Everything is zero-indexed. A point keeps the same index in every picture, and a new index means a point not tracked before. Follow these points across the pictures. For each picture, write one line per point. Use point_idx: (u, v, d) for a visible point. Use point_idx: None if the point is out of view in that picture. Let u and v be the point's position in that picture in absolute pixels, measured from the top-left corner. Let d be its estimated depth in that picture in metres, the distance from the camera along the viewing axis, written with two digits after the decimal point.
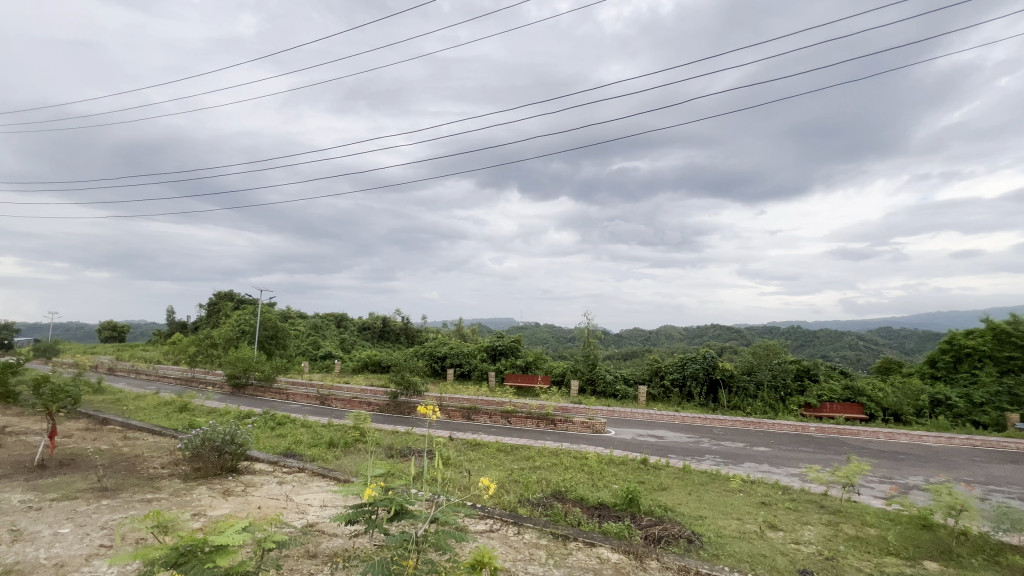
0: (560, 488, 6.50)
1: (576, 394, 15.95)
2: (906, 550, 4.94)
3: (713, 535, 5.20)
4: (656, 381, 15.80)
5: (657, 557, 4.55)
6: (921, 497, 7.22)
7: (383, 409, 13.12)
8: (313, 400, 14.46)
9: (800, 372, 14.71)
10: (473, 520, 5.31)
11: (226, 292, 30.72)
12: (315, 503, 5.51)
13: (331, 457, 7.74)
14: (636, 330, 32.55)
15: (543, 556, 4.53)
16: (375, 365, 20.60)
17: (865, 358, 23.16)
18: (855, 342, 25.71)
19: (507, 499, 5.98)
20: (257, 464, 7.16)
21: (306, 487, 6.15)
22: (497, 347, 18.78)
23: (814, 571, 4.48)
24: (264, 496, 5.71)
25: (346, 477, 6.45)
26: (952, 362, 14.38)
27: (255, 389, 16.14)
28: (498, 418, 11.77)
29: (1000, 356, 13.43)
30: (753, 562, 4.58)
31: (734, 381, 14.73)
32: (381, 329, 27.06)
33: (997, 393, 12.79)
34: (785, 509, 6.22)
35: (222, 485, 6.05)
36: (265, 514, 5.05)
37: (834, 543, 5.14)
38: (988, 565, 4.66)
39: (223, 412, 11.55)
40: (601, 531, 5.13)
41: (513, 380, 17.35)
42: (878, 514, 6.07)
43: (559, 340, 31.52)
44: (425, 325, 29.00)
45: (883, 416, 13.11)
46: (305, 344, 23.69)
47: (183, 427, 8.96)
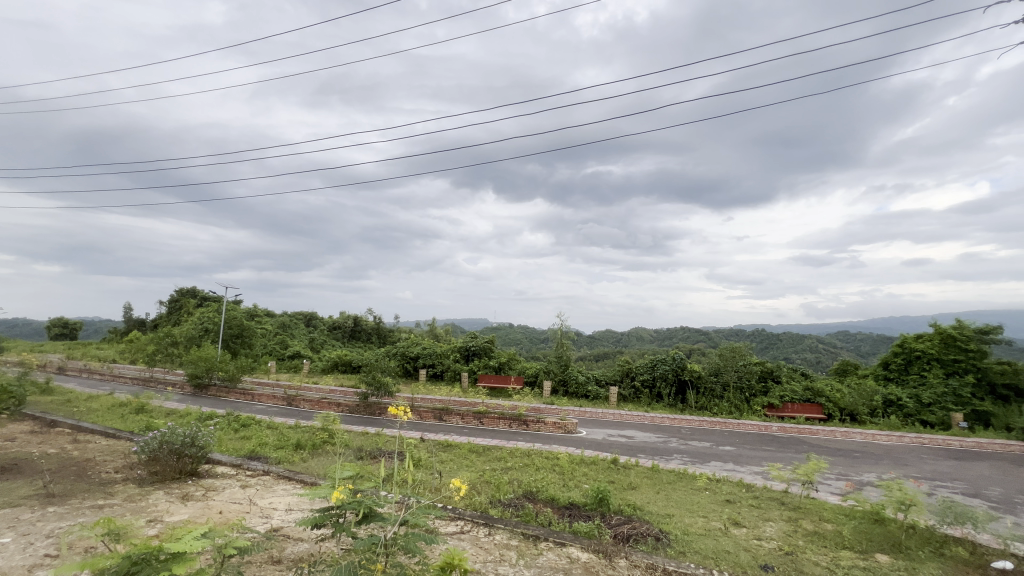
0: (532, 488, 6.52)
1: (549, 394, 16.05)
2: (860, 544, 5.18)
3: (680, 532, 5.33)
4: (626, 382, 16.06)
5: (626, 556, 4.61)
6: (874, 493, 7.59)
7: (352, 410, 12.90)
8: (280, 401, 14.05)
9: (763, 373, 15.22)
10: (444, 521, 5.26)
11: (189, 288, 29.57)
12: (280, 507, 5.35)
13: (297, 459, 7.54)
14: (608, 332, 33.04)
15: (514, 556, 4.53)
16: (346, 365, 20.24)
17: (824, 360, 24.18)
18: (815, 345, 26.84)
19: (478, 500, 5.96)
20: (219, 467, 6.91)
21: (271, 490, 5.97)
22: (471, 347, 18.72)
23: (775, 566, 4.64)
24: (226, 500, 5.51)
25: (313, 479, 6.31)
26: (903, 365, 15.06)
27: (218, 389, 15.57)
28: (470, 419, 11.71)
29: (947, 359, 14.27)
30: (717, 558, 4.70)
31: (702, 382, 15.12)
32: (352, 328, 26.55)
33: (944, 394, 13.60)
34: (749, 507, 6.42)
35: (181, 490, 5.78)
36: (226, 519, 4.87)
37: (794, 538, 5.35)
38: (934, 557, 4.93)
39: (183, 414, 11.10)
40: (571, 530, 5.17)
41: (486, 380, 17.33)
42: (835, 510, 6.35)
43: (532, 341, 31.68)
44: (398, 325, 28.67)
45: (840, 415, 13.70)
46: (272, 343, 23.00)
47: (139, 430, 8.54)
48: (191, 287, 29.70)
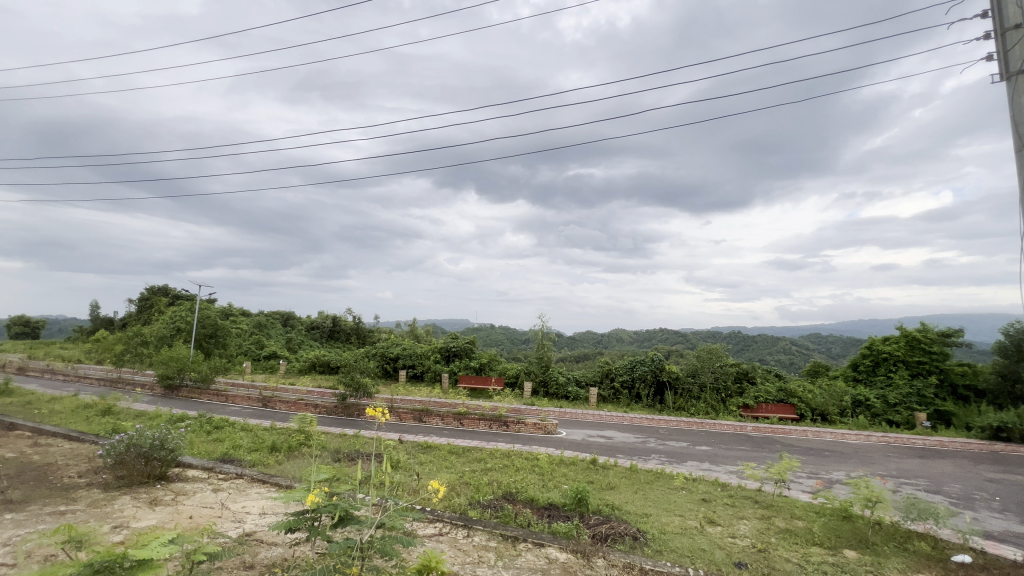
0: (511, 489, 6.52)
1: (529, 395, 16.08)
2: (829, 540, 5.33)
3: (657, 531, 5.40)
4: (606, 383, 16.21)
5: (603, 555, 4.65)
6: (843, 490, 7.83)
7: (330, 411, 12.69)
8: (255, 403, 13.72)
9: (739, 374, 15.55)
10: (422, 524, 5.22)
11: (160, 286, 28.68)
12: (254, 511, 5.23)
13: (272, 462, 7.38)
14: (588, 333, 33.32)
15: (492, 558, 4.52)
16: (323, 366, 19.91)
17: (797, 362, 24.86)
18: (788, 347, 27.56)
19: (457, 502, 5.93)
20: (189, 471, 6.71)
21: (244, 494, 5.82)
22: (451, 347, 18.64)
23: (748, 563, 4.75)
24: (196, 504, 5.36)
25: (288, 482, 6.19)
26: (871, 366, 15.59)
27: (190, 390, 15.12)
28: (450, 420, 11.64)
29: (912, 361, 14.83)
30: (693, 557, 4.78)
31: (680, 383, 15.36)
32: (330, 328, 26.12)
33: (909, 394, 14.12)
34: (724, 505, 6.55)
35: (149, 494, 5.59)
36: (196, 524, 4.74)
37: (766, 536, 5.47)
38: (898, 552, 5.10)
39: (152, 416, 10.77)
40: (550, 531, 5.19)
41: (466, 381, 17.26)
42: (806, 507, 6.53)
43: (513, 342, 31.73)
44: (377, 325, 28.34)
45: (811, 415, 14.11)
46: (247, 343, 22.48)
47: (105, 432, 8.24)
48: (162, 285, 28.81)
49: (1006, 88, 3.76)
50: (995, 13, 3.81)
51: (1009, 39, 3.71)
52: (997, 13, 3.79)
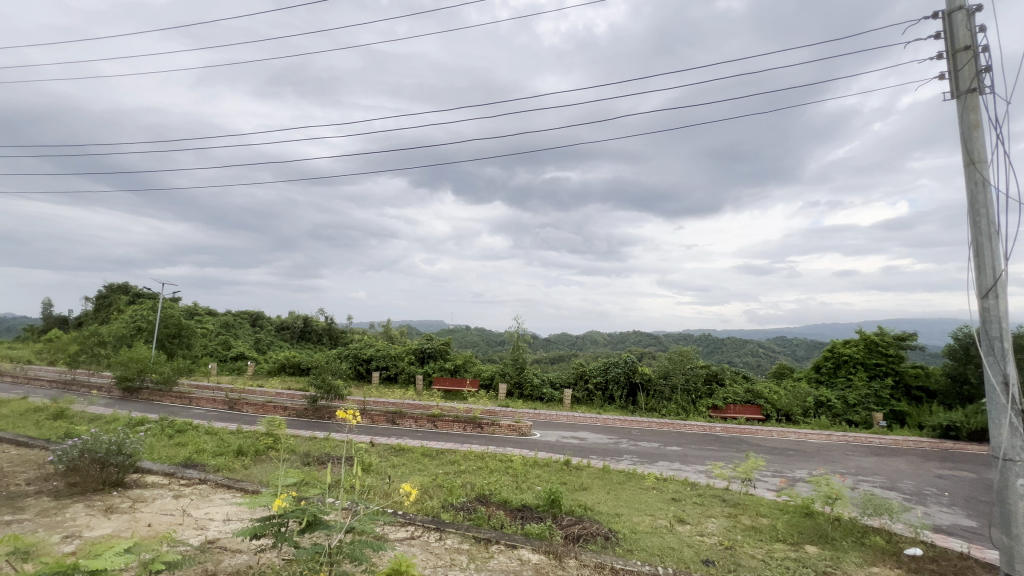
0: (485, 491, 6.50)
1: (504, 397, 16.08)
2: (792, 537, 5.52)
3: (628, 531, 5.48)
4: (580, 384, 16.36)
5: (575, 556, 4.69)
6: (805, 488, 8.13)
7: (300, 414, 12.39)
8: (220, 405, 13.26)
9: (709, 376, 15.93)
10: (394, 527, 5.16)
11: (119, 284, 27.36)
12: (218, 517, 5.07)
13: (238, 466, 7.16)
14: (563, 335, 33.57)
15: (465, 561, 4.50)
16: (293, 367, 19.44)
17: (764, 364, 25.65)
18: (756, 350, 28.42)
19: (430, 504, 5.88)
20: (149, 477, 6.43)
21: (207, 500, 5.62)
22: (426, 349, 18.48)
23: (715, 560, 4.87)
24: (156, 511, 5.15)
25: (255, 487, 6.01)
26: (833, 368, 16.24)
27: (151, 393, 14.50)
28: (424, 422, 11.52)
29: (870, 363, 15.51)
30: (663, 555, 4.88)
31: (652, 385, 15.63)
32: (301, 329, 25.49)
33: (867, 395, 14.76)
34: (693, 504, 6.70)
35: (104, 502, 5.34)
36: (155, 532, 4.55)
37: (733, 533, 5.62)
38: (855, 546, 5.32)
39: (109, 420, 10.29)
40: (523, 532, 5.19)
41: (441, 383, 17.13)
42: (770, 505, 6.75)
43: (488, 343, 31.71)
44: (350, 326, 27.85)
45: (776, 416, 14.59)
46: (213, 343, 21.71)
47: (57, 438, 7.83)
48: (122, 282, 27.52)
49: (957, 105, 3.98)
50: (947, 35, 4.02)
51: (959, 60, 3.93)
52: (949, 35, 4.00)
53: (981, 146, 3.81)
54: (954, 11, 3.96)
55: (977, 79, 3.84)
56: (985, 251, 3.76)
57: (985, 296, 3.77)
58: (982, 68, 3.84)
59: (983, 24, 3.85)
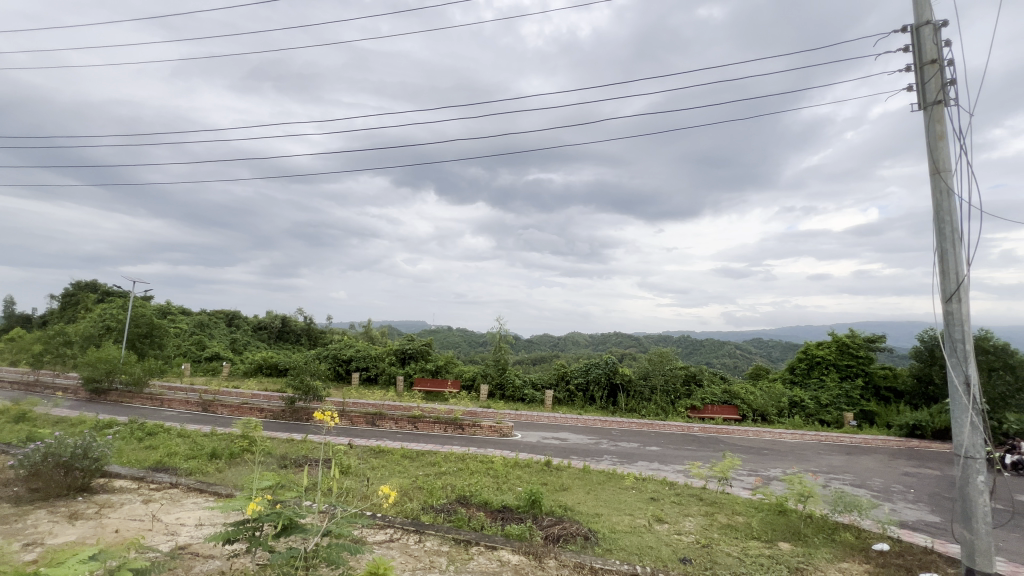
0: (465, 493, 6.47)
1: (486, 398, 16.06)
2: (766, 534, 5.65)
3: (607, 531, 5.52)
4: (561, 385, 16.44)
5: (555, 556, 4.71)
6: (779, 486, 8.33)
7: (276, 416, 12.14)
8: (194, 407, 12.92)
9: (687, 377, 16.18)
10: (372, 530, 5.10)
11: (87, 281, 26.43)
12: (189, 522, 4.93)
13: (212, 470, 6.98)
14: (545, 336, 33.69)
15: (444, 563, 4.48)
16: (271, 368, 19.07)
17: (741, 365, 26.20)
18: (733, 351, 29.03)
19: (409, 507, 5.84)
20: (117, 481, 6.22)
21: (178, 505, 5.47)
22: (407, 350, 18.33)
23: (692, 558, 4.95)
24: (124, 517, 4.99)
25: (229, 491, 5.87)
26: (806, 369, 16.69)
27: (120, 394, 14.04)
28: (404, 423, 11.41)
29: (842, 364, 16.00)
30: (641, 554, 4.94)
31: (632, 386, 15.79)
32: (279, 329, 24.99)
33: (839, 396, 15.21)
34: (671, 503, 6.79)
35: (69, 508, 5.15)
36: (122, 538, 4.40)
37: (709, 532, 5.72)
38: (826, 542, 5.47)
39: (75, 422, 9.91)
40: (503, 533, 5.19)
41: (422, 384, 17.01)
42: (745, 503, 6.90)
43: (470, 344, 31.62)
44: (330, 326, 27.44)
45: (752, 416, 14.91)
46: (187, 344, 21.14)
47: (18, 441, 7.50)
48: (90, 280, 26.54)
49: (924, 116, 4.14)
50: (915, 48, 4.17)
51: (926, 73, 4.09)
52: (917, 49, 4.15)
53: (946, 156, 3.97)
54: (922, 25, 4.11)
55: (942, 91, 4.01)
56: (949, 257, 3.92)
57: (948, 300, 3.93)
58: (947, 81, 4.00)
59: (949, 38, 4.01)
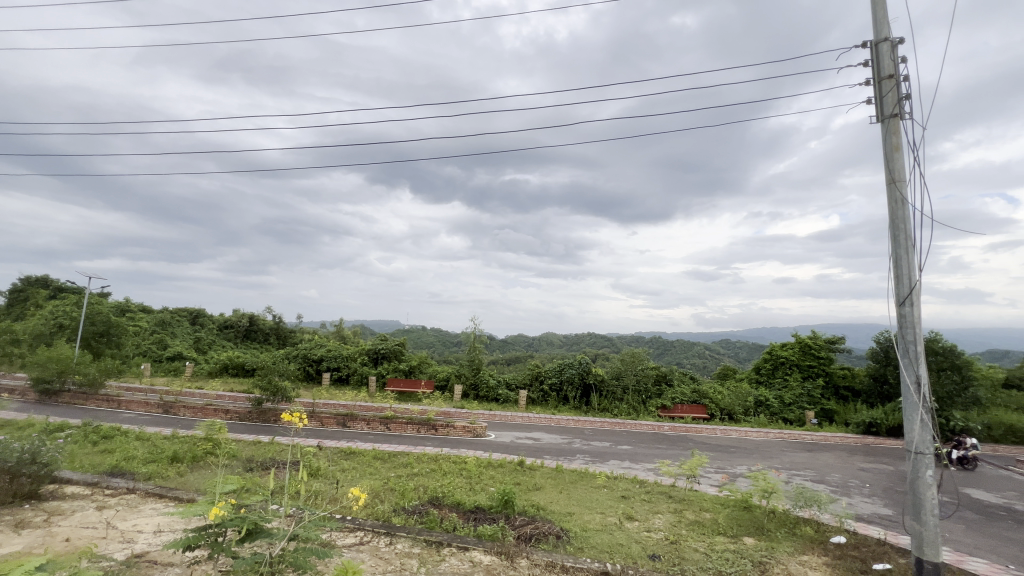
0: (438, 494, 6.43)
1: (459, 399, 15.99)
2: (731, 530, 5.82)
3: (579, 529, 5.59)
4: (535, 386, 16.52)
5: (527, 555, 4.74)
6: (744, 483, 8.59)
7: (242, 418, 11.76)
8: (154, 409, 12.39)
9: (658, 377, 16.51)
10: (341, 533, 5.01)
11: (37, 277, 25.05)
12: (147, 529, 4.73)
13: (172, 474, 6.71)
14: (520, 336, 33.79)
15: (415, 565, 4.43)
16: (237, 368, 18.49)
17: (709, 365, 26.94)
18: (702, 351, 29.81)
19: (381, 509, 5.75)
20: (68, 487, 5.91)
21: (135, 511, 5.23)
22: (380, 350, 18.06)
23: (661, 555, 5.06)
24: (75, 525, 4.74)
25: (190, 496, 5.66)
26: (771, 370, 17.28)
27: (74, 396, 13.38)
28: (376, 424, 11.23)
29: (804, 364, 16.63)
30: (611, 551, 5.02)
31: (605, 386, 15.99)
32: (246, 328, 24.22)
33: (801, 395, 15.80)
34: (641, 501, 6.92)
35: (14, 516, 4.86)
36: (73, 547, 4.19)
37: (677, 528, 5.86)
38: (787, 536, 5.68)
39: (22, 426, 9.35)
40: (475, 534, 5.18)
41: (395, 385, 16.81)
42: (712, 500, 7.08)
43: (444, 344, 31.42)
44: (300, 325, 26.78)
45: (720, 414, 15.34)
46: (147, 343, 20.26)
47: None
48: (40, 275, 25.14)
49: (881, 128, 4.35)
50: (874, 63, 4.37)
51: (884, 87, 4.29)
52: (875, 63, 4.35)
53: (901, 167, 4.18)
54: (880, 42, 4.31)
55: (898, 105, 4.22)
56: (903, 263, 4.13)
57: (902, 304, 4.13)
58: (902, 96, 4.21)
59: (904, 55, 4.23)
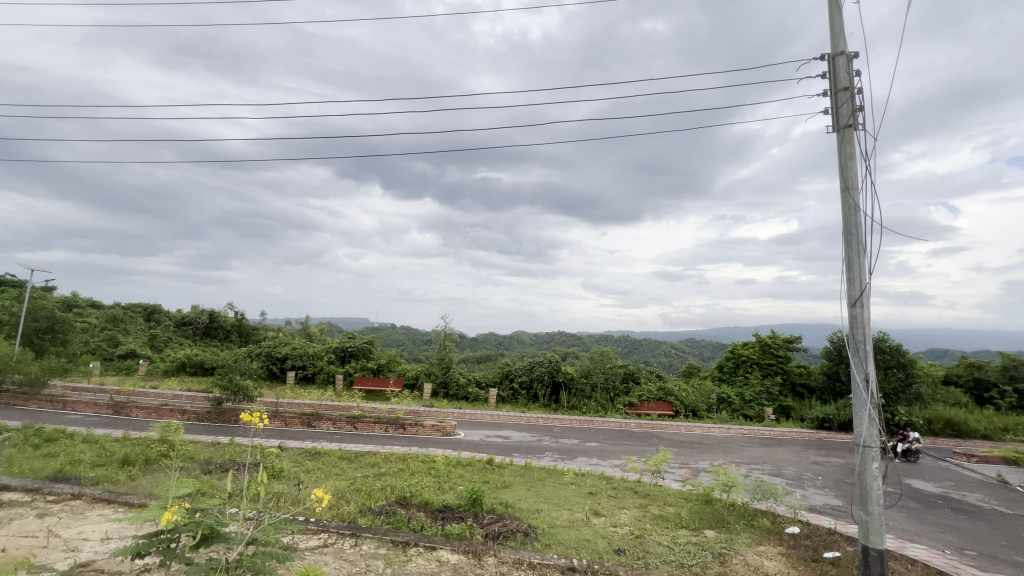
0: (406, 493, 6.35)
1: (429, 397, 15.85)
2: (693, 523, 5.99)
3: (547, 526, 5.64)
4: (505, 384, 16.55)
5: (494, 553, 4.75)
6: (706, 478, 8.89)
7: (200, 418, 11.29)
8: (104, 410, 11.74)
9: (626, 375, 16.83)
10: (305, 536, 4.88)
11: None
12: (94, 536, 4.48)
13: (122, 478, 6.38)
14: (491, 334, 33.78)
15: (381, 565, 4.38)
16: (195, 367, 17.72)
17: (675, 363, 27.68)
18: (669, 350, 30.57)
19: (346, 510, 5.64)
20: (4, 495, 5.52)
21: (80, 518, 4.95)
22: (348, 348, 17.67)
23: (626, 549, 5.16)
24: (12, 534, 4.44)
25: (142, 501, 5.39)
26: (733, 367, 17.89)
27: (13, 397, 12.52)
28: (342, 424, 11.00)
29: (764, 362, 17.29)
30: (578, 547, 5.09)
31: (574, 383, 16.17)
32: (206, 325, 23.24)
33: (760, 392, 16.43)
34: (608, 497, 7.05)
35: None
36: (9, 558, 3.93)
37: (643, 522, 6.00)
38: (746, 528, 5.90)
39: None
40: (443, 533, 5.15)
41: (362, 383, 16.51)
42: (676, 494, 7.27)
43: (414, 343, 31.07)
44: (263, 322, 25.90)
45: (684, 411, 15.77)
46: (96, 340, 19.17)
47: None
48: None
49: (837, 138, 4.56)
50: (831, 76, 4.58)
51: (840, 98, 4.50)
52: (832, 75, 4.56)
53: (854, 175, 4.39)
54: (837, 55, 4.52)
55: (853, 116, 4.43)
56: (855, 266, 4.34)
57: (853, 305, 4.35)
58: (856, 108, 4.43)
59: (859, 70, 4.45)
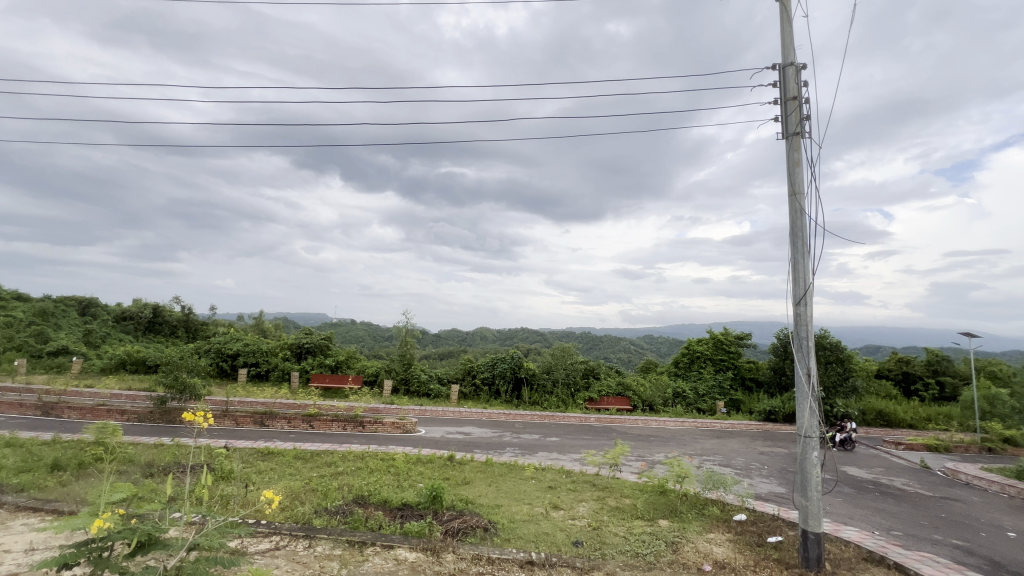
0: (363, 492, 6.22)
1: (389, 394, 15.59)
2: (648, 513, 6.19)
3: (506, 521, 5.67)
4: (467, 380, 16.48)
5: (453, 549, 4.73)
6: (661, 470, 9.20)
7: (142, 419, 10.64)
8: (31, 411, 10.87)
9: (587, 370, 17.14)
10: (255, 539, 4.70)
11: None
12: (17, 547, 4.15)
13: (52, 484, 5.92)
14: (453, 330, 33.58)
15: (335, 566, 4.27)
16: (136, 364, 16.68)
17: (634, 359, 28.46)
18: (628, 346, 31.39)
19: (301, 511, 5.47)
20: None
21: (1, 528, 4.55)
22: (304, 344, 17.08)
23: (584, 541, 5.27)
24: None
25: (73, 508, 5.03)
26: (687, 363, 18.57)
27: None
28: (298, 423, 10.64)
29: (716, 358, 18.06)
30: (537, 541, 5.14)
31: (536, 379, 16.33)
32: (149, 320, 21.85)
33: (712, 386, 17.15)
34: (567, 490, 7.16)
35: None
36: None
37: (600, 514, 6.14)
38: (697, 517, 6.14)
39: None
40: (401, 531, 5.07)
41: (319, 380, 16.04)
42: (632, 487, 7.47)
43: (374, 339, 30.46)
44: (213, 317, 24.64)
45: (641, 406, 16.25)
46: (23, 336, 17.67)
47: None
48: None
49: (785, 144, 4.78)
50: (781, 84, 4.80)
51: (788, 107, 4.73)
52: (782, 85, 4.78)
53: (801, 180, 4.63)
54: (787, 66, 4.75)
55: (801, 124, 4.67)
56: (800, 267, 4.59)
57: (798, 304, 4.59)
58: (803, 116, 4.67)
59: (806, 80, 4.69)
